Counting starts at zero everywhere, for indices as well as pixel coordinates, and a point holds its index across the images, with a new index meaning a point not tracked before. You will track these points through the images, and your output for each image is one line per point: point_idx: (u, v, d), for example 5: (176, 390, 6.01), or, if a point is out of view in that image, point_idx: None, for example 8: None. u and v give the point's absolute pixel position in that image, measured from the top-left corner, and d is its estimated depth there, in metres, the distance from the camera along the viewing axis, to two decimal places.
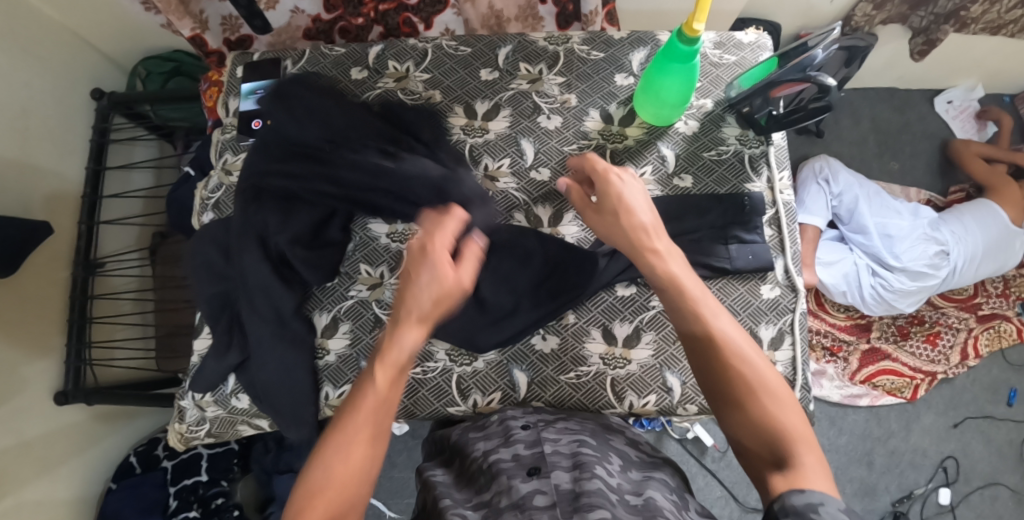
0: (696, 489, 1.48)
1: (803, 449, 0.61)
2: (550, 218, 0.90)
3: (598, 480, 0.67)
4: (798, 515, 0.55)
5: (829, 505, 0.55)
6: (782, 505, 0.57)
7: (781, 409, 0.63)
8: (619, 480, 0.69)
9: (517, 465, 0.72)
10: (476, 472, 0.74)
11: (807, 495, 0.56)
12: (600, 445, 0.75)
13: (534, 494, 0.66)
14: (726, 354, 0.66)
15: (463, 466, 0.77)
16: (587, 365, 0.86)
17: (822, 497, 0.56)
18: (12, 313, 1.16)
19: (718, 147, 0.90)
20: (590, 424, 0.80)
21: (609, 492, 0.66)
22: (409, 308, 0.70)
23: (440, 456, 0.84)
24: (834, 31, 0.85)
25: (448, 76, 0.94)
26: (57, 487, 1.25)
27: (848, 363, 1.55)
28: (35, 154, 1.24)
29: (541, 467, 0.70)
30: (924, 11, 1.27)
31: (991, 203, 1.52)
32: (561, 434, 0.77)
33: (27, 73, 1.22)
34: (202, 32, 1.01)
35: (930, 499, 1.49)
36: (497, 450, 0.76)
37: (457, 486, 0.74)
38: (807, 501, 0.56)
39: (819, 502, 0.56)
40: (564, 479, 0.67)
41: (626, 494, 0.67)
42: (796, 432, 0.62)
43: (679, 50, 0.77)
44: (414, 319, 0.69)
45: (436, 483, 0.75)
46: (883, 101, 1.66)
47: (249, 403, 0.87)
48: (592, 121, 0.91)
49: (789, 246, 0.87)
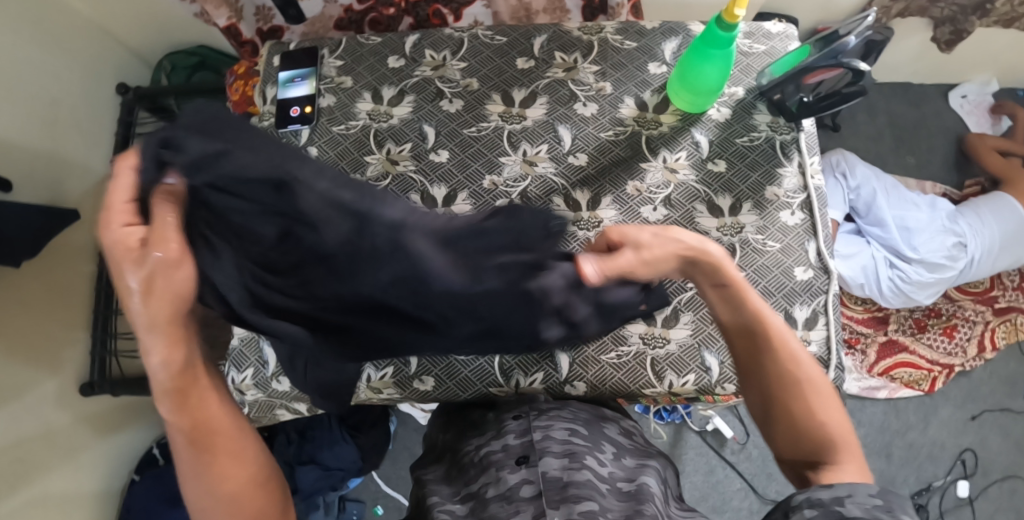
0: (716, 481, 1.48)
1: (844, 457, 0.65)
2: (589, 202, 0.89)
3: (588, 471, 0.67)
4: (823, 507, 0.55)
5: (857, 495, 0.55)
6: (809, 498, 0.57)
7: (830, 414, 0.68)
8: (611, 468, 0.71)
9: (507, 456, 0.71)
10: (467, 464, 0.75)
11: (834, 489, 0.57)
12: (591, 435, 0.76)
13: (522, 484, 0.66)
14: (781, 362, 0.69)
15: (454, 460, 0.78)
16: (628, 345, 0.87)
17: (849, 489, 0.56)
18: (39, 298, 1.19)
19: (751, 134, 0.92)
20: (583, 414, 0.81)
21: (599, 482, 0.67)
22: (152, 330, 0.54)
23: (432, 454, 0.85)
24: (868, 19, 0.86)
25: (485, 64, 0.96)
26: (83, 477, 1.26)
27: (866, 355, 1.56)
28: (65, 145, 1.26)
29: (530, 456, 0.70)
30: (945, 4, 1.31)
31: (1005, 195, 1.53)
32: (552, 421, 0.76)
33: (57, 65, 1.24)
34: (237, 21, 1.04)
35: (948, 492, 1.49)
36: (488, 442, 0.76)
37: (447, 481, 0.75)
38: (833, 494, 0.56)
39: (846, 494, 0.56)
40: (553, 466, 0.67)
41: (618, 482, 0.69)
42: (842, 439, 0.66)
43: (718, 36, 0.79)
44: (166, 333, 0.55)
45: (426, 480, 0.76)
46: (898, 97, 1.68)
47: (289, 388, 0.88)
48: (627, 108, 0.93)
49: (820, 229, 0.89)
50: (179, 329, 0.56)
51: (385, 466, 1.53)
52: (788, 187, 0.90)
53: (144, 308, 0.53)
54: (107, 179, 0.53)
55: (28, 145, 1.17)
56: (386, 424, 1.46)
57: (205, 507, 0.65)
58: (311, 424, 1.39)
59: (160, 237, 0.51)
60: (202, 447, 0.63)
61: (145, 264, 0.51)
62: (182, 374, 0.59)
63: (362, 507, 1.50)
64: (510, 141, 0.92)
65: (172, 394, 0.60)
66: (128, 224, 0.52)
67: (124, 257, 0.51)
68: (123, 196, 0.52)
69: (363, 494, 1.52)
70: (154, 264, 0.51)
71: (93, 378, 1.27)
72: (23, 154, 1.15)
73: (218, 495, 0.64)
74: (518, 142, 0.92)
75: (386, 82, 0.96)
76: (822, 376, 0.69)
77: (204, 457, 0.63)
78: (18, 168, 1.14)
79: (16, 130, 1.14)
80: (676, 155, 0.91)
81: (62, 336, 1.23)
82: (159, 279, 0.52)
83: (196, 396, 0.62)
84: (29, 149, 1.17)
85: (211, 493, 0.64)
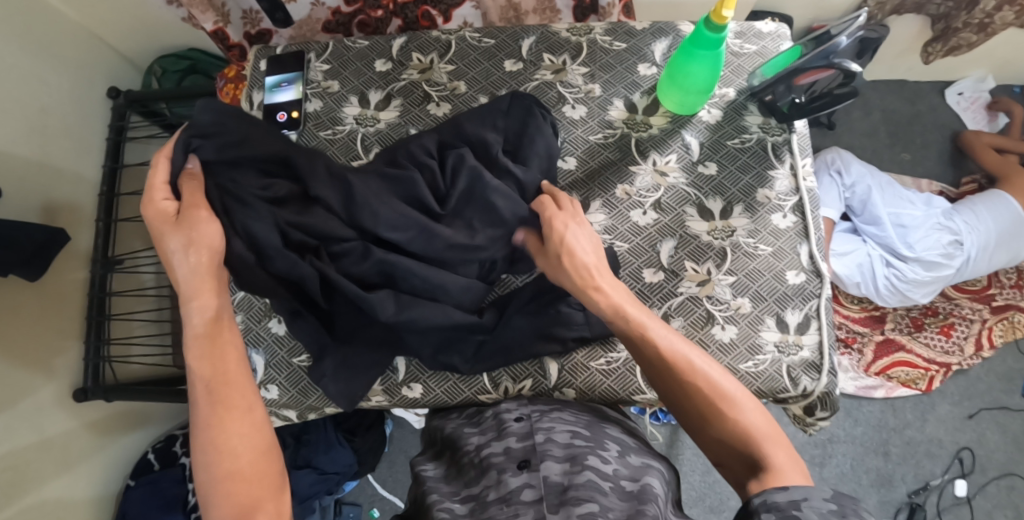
0: (712, 482, 1.48)
1: (772, 449, 0.62)
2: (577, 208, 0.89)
3: (590, 472, 0.66)
4: (780, 511, 0.53)
5: (813, 499, 0.53)
6: (764, 500, 0.55)
7: (750, 417, 0.64)
8: (615, 466, 0.69)
9: (508, 459, 0.70)
10: (466, 464, 0.73)
11: (791, 492, 0.54)
12: (593, 435, 0.74)
13: (523, 488, 0.65)
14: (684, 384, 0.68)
15: (453, 459, 0.77)
16: (617, 351, 0.86)
17: (805, 493, 0.54)
18: (31, 307, 1.18)
19: (742, 136, 0.91)
20: (584, 416, 0.80)
21: (601, 482, 0.65)
22: (197, 261, 0.73)
23: (431, 450, 0.84)
24: (859, 19, 0.84)
25: (472, 67, 0.95)
26: (79, 483, 1.26)
27: (863, 354, 1.55)
28: (55, 152, 1.25)
29: (532, 459, 0.68)
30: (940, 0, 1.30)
31: (1002, 192, 1.52)
32: (554, 423, 0.75)
33: (45, 70, 1.22)
34: (224, 25, 1.03)
35: (946, 490, 1.49)
36: (489, 443, 0.75)
37: (447, 479, 0.73)
38: (789, 498, 0.54)
39: (801, 498, 0.53)
40: (554, 471, 0.66)
41: (622, 481, 0.66)
42: (763, 436, 0.63)
43: (706, 38, 0.78)
44: (207, 276, 0.74)
45: (425, 477, 0.75)
46: (893, 93, 1.68)
47: (279, 396, 0.87)
48: (615, 110, 0.92)
49: (813, 232, 0.88)
50: (214, 279, 0.74)
51: (381, 469, 1.53)
52: (779, 189, 0.89)
53: (188, 259, 0.73)
54: (149, 167, 0.76)
55: (18, 153, 1.16)
56: (382, 427, 1.46)
57: (204, 463, 0.63)
58: (306, 427, 1.39)
59: (189, 202, 0.75)
60: (216, 396, 0.67)
61: (181, 224, 0.74)
62: (215, 319, 0.72)
63: (359, 510, 1.49)
64: None
65: (202, 339, 0.71)
66: (165, 197, 0.75)
67: (168, 212, 0.75)
68: (160, 178, 0.76)
69: (360, 497, 1.52)
70: (190, 221, 0.74)
71: (87, 383, 1.26)
72: (13, 162, 1.15)
73: (213, 451, 0.64)
74: None
75: (373, 86, 0.95)
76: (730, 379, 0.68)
77: (214, 406, 0.66)
78: (8, 176, 1.13)
79: (7, 137, 1.14)
80: (665, 157, 0.90)
81: (57, 342, 1.23)
82: (195, 233, 0.73)
83: (221, 346, 0.71)
84: (20, 158, 1.16)
85: (213, 446, 0.64)
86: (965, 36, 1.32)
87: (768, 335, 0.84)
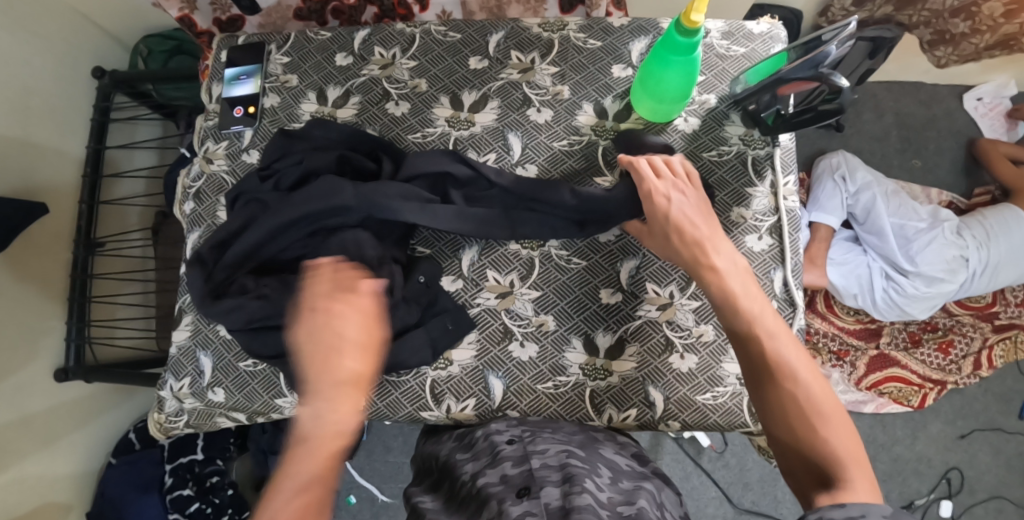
0: (690, 488, 1.45)
1: (851, 473, 0.58)
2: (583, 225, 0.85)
3: (588, 495, 0.61)
4: None
5: (871, 515, 0.49)
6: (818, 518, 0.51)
7: (833, 431, 0.61)
8: (609, 492, 0.63)
9: (507, 487, 0.65)
10: (463, 496, 0.68)
11: (847, 509, 0.50)
12: (589, 457, 0.70)
13: (525, 516, 0.60)
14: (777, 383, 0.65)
15: (451, 491, 0.71)
16: (566, 375, 0.83)
17: (862, 509, 0.50)
18: (10, 287, 1.15)
19: (720, 147, 0.87)
20: (577, 436, 0.75)
21: (599, 507, 0.60)
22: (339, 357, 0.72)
23: (427, 480, 0.78)
24: (853, 24, 0.76)
25: (435, 64, 0.91)
26: (59, 459, 1.26)
27: (855, 368, 1.48)
28: (37, 132, 1.23)
29: (531, 487, 0.64)
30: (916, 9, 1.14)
31: (1015, 207, 1.45)
32: (548, 444, 0.72)
33: (25, 47, 1.19)
34: (191, 12, 0.96)
35: (930, 510, 1.45)
36: (484, 472, 0.70)
37: (448, 513, 0.67)
38: (847, 514, 0.50)
39: (858, 515, 0.49)
40: (554, 496, 0.61)
41: (618, 506, 0.61)
42: (846, 458, 0.59)
43: (678, 42, 0.73)
44: (341, 360, 0.71)
45: (425, 510, 0.69)
46: (908, 96, 1.59)
47: (225, 398, 0.86)
48: (584, 115, 0.88)
49: (789, 256, 0.83)
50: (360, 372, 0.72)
51: (358, 457, 1.53)
52: (756, 208, 0.85)
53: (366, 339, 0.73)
54: (351, 294, 0.75)
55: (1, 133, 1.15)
56: None
57: None
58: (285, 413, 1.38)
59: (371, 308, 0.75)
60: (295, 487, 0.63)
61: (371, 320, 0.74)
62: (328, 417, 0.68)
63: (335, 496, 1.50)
64: (457, 149, 0.88)
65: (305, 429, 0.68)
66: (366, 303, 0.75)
67: (347, 309, 0.74)
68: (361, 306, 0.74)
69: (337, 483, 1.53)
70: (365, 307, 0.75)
71: (68, 364, 1.26)
72: None
73: None
74: (464, 150, 0.88)
75: (332, 81, 0.91)
76: (830, 397, 0.63)
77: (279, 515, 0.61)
78: None
79: None
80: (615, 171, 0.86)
81: (39, 324, 1.22)
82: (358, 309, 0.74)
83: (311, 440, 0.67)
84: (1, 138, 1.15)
85: None
86: (973, 44, 1.12)
87: (730, 366, 0.81)
